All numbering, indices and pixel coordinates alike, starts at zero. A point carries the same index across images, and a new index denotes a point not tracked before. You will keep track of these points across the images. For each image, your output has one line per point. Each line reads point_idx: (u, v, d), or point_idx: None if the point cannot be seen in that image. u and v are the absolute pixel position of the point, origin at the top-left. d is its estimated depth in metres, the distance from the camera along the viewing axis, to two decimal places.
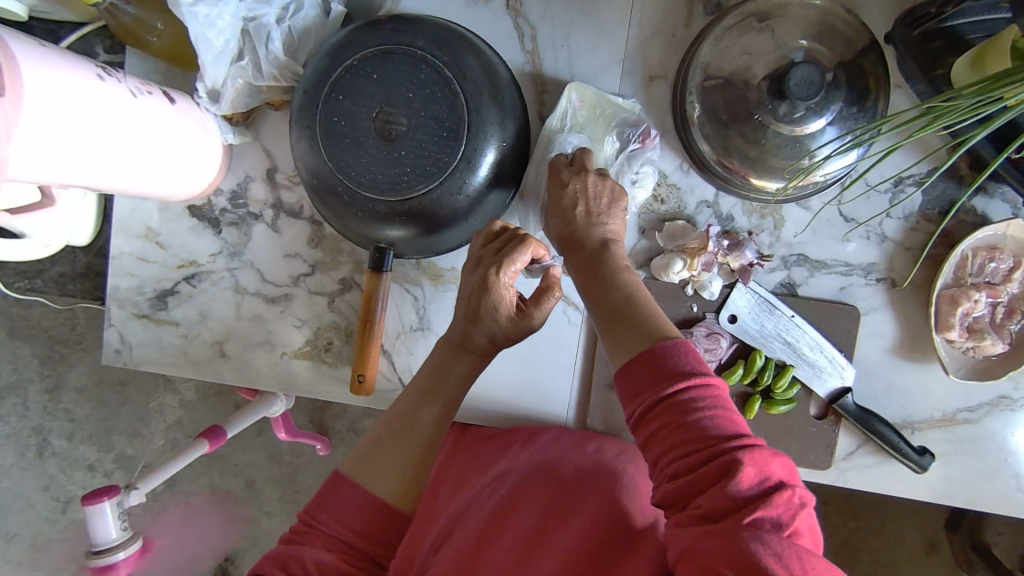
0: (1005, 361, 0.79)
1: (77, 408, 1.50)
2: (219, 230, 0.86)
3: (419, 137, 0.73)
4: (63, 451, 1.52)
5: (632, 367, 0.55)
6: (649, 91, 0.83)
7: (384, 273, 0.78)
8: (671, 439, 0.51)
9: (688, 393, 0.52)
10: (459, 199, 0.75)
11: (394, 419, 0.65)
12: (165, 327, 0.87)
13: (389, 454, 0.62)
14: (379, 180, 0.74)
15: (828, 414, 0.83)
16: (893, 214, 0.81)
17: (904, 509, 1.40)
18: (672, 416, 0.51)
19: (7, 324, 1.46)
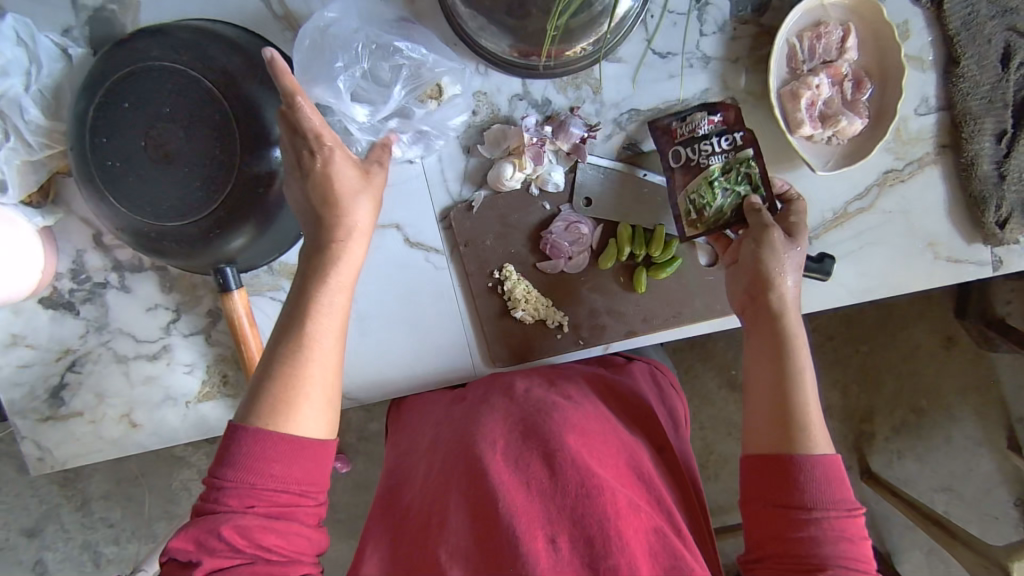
0: (870, 136, 0.74)
1: (111, 513, 1.54)
2: (77, 310, 0.85)
3: (199, 147, 0.71)
4: (116, 555, 1.55)
5: (760, 463, 0.61)
6: (417, 7, 0.77)
7: (233, 289, 0.77)
8: (786, 530, 0.57)
9: (824, 519, 0.57)
10: (262, 191, 0.72)
11: (294, 348, 0.60)
12: (71, 420, 0.87)
13: (277, 380, 0.59)
14: (182, 203, 0.72)
15: (720, 259, 0.79)
16: (706, 32, 0.76)
17: (911, 312, 1.36)
18: (794, 521, 0.57)
19: (12, 462, 1.51)
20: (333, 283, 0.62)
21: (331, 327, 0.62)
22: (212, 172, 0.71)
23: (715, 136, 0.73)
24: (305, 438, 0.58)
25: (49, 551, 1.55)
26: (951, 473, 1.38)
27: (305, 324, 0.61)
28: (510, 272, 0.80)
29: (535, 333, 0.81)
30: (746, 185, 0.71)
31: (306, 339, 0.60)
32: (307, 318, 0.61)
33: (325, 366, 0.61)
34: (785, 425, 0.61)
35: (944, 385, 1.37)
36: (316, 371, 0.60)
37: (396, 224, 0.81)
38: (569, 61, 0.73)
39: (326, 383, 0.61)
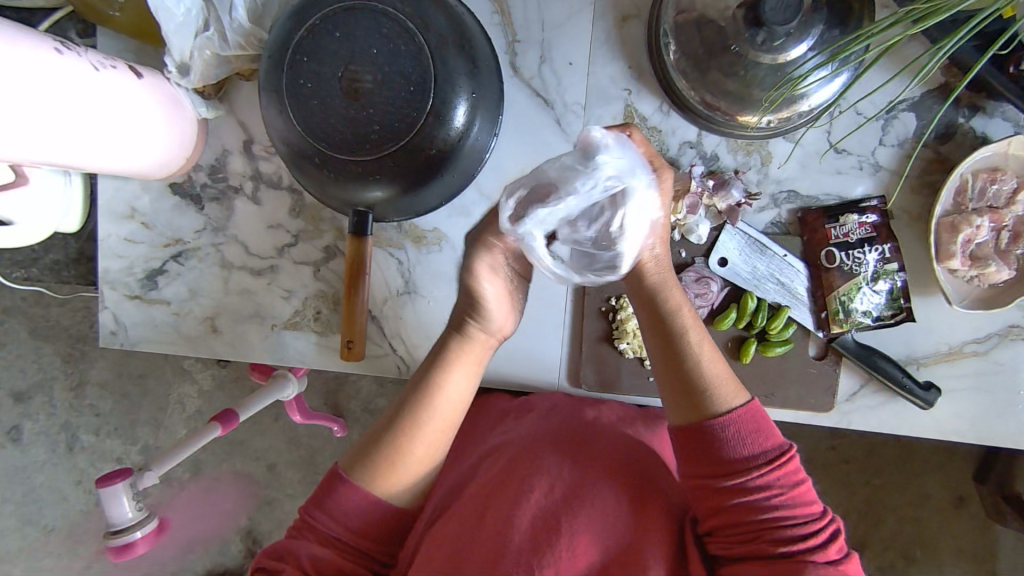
0: (1013, 288, 0.75)
1: (101, 402, 1.50)
2: (201, 206, 0.86)
3: (389, 95, 0.72)
4: (90, 445, 1.51)
5: (685, 436, 0.60)
6: (625, 32, 0.78)
7: (365, 236, 0.78)
8: (734, 513, 0.57)
9: (760, 475, 0.56)
10: (431, 154, 0.74)
11: (401, 427, 0.63)
12: (157, 306, 0.88)
13: (383, 447, 0.62)
14: (353, 142, 0.73)
15: (828, 354, 0.80)
16: (886, 142, 0.77)
17: (932, 461, 1.37)
18: (735, 494, 0.57)
19: (28, 323, 1.48)
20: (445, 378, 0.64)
21: (453, 392, 0.64)
22: (389, 123, 0.72)
23: (866, 244, 0.77)
24: (391, 506, 0.62)
25: (29, 420, 1.51)
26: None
27: (421, 399, 0.63)
28: (626, 304, 0.80)
29: (629, 368, 0.82)
30: (885, 296, 0.77)
31: (417, 411, 0.63)
32: (423, 394, 0.64)
33: (434, 430, 0.63)
34: (692, 434, 0.59)
35: (942, 541, 1.38)
36: (420, 432, 0.63)
37: None
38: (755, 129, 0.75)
39: (417, 459, 0.63)
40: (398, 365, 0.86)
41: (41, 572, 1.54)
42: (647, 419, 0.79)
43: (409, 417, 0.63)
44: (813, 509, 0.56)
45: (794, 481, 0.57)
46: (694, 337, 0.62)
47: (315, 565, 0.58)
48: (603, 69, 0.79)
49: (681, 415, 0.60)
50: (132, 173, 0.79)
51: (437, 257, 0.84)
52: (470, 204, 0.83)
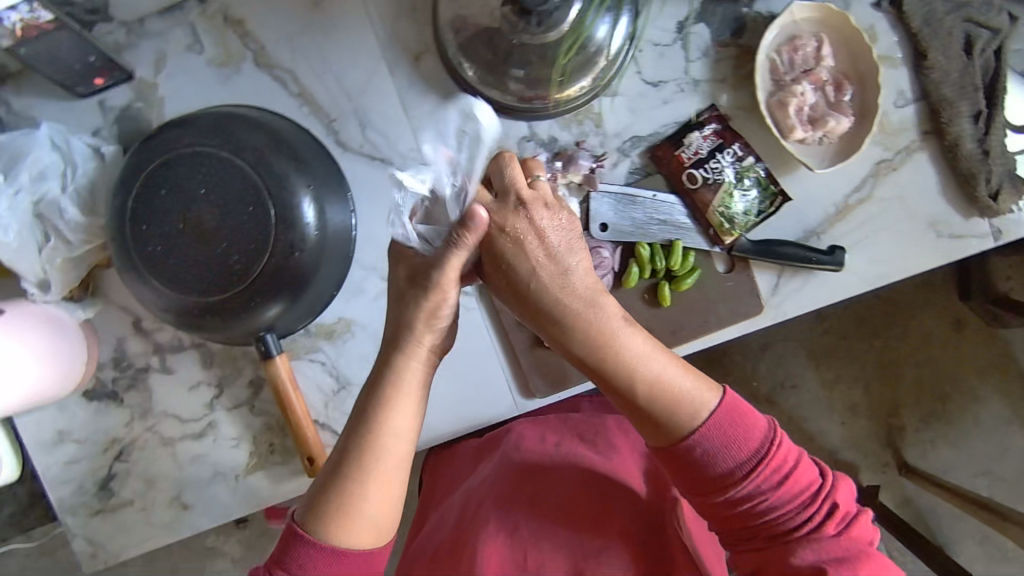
0: (858, 131, 0.79)
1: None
2: (121, 399, 0.86)
3: (234, 224, 0.74)
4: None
5: (670, 454, 0.66)
6: (422, 68, 0.81)
7: (273, 353, 0.79)
8: (734, 516, 0.66)
9: (748, 486, 0.65)
10: (299, 254, 0.75)
11: (354, 474, 0.63)
12: (122, 510, 0.87)
13: (330, 498, 0.63)
14: (222, 278, 0.74)
15: (736, 264, 0.82)
16: (692, 57, 0.80)
17: (915, 301, 1.51)
18: (732, 503, 0.66)
19: None
20: (392, 410, 0.64)
21: (401, 419, 0.64)
22: (246, 246, 0.74)
23: (717, 152, 0.80)
24: (352, 549, 0.64)
25: None
26: (990, 455, 1.52)
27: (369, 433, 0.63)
28: None
29: (570, 359, 0.84)
30: (756, 190, 0.80)
31: (370, 454, 0.63)
32: (370, 426, 0.63)
33: (389, 464, 0.64)
34: (674, 454, 0.66)
35: (965, 371, 1.52)
36: (378, 474, 0.63)
37: None
38: (574, 100, 0.79)
39: (378, 502, 0.64)
40: None
41: None
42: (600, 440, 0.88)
43: (355, 463, 0.63)
44: (810, 496, 0.65)
45: (790, 481, 0.65)
46: (634, 351, 0.64)
47: None
48: (419, 109, 0.82)
49: (657, 433, 0.66)
50: (44, 399, 0.79)
51: (355, 342, 0.85)
52: (360, 282, 0.84)
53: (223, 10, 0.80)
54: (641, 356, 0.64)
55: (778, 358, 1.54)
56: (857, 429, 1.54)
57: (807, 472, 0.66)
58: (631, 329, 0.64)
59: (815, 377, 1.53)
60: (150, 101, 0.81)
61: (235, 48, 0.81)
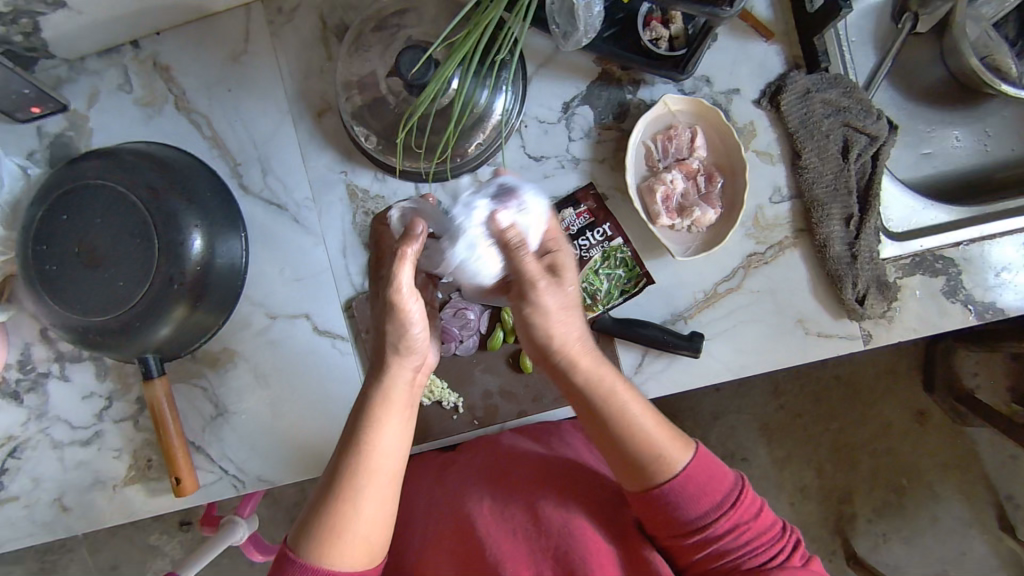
0: (725, 223, 0.80)
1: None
2: (20, 398, 0.92)
3: (123, 253, 0.80)
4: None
5: (644, 500, 0.66)
6: (325, 123, 0.88)
7: (153, 372, 0.85)
8: (702, 554, 0.66)
9: (720, 526, 0.64)
10: (186, 277, 0.80)
11: (341, 491, 0.61)
12: (8, 504, 0.93)
13: (320, 519, 0.61)
14: (105, 300, 0.80)
15: (601, 340, 0.84)
16: (574, 137, 0.85)
17: (878, 388, 1.46)
18: (699, 542, 0.65)
19: None
20: (380, 423, 0.63)
21: (392, 435, 0.63)
22: (133, 272, 0.79)
23: (588, 230, 0.83)
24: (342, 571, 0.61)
25: None
26: (946, 557, 1.47)
27: (356, 456, 0.62)
28: None
29: (434, 415, 0.85)
30: (622, 269, 0.82)
31: (357, 472, 0.62)
32: (359, 448, 0.62)
33: (384, 478, 0.63)
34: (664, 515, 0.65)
35: (925, 466, 1.46)
36: (371, 492, 0.62)
37: (307, 314, 0.89)
38: (468, 159, 0.83)
39: (370, 522, 0.62)
40: (233, 483, 0.90)
41: None
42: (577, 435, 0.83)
43: (348, 477, 0.61)
44: (774, 533, 0.65)
45: (753, 518, 0.65)
46: (624, 394, 0.65)
47: None
48: (318, 161, 0.88)
49: (634, 480, 0.66)
50: None
51: (236, 372, 0.90)
52: (247, 316, 0.90)
53: (153, 57, 0.88)
54: (636, 405, 0.65)
55: (729, 429, 1.48)
56: (807, 512, 1.47)
57: (768, 520, 0.65)
58: (629, 396, 0.65)
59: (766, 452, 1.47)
60: (80, 132, 0.90)
61: (160, 91, 0.89)
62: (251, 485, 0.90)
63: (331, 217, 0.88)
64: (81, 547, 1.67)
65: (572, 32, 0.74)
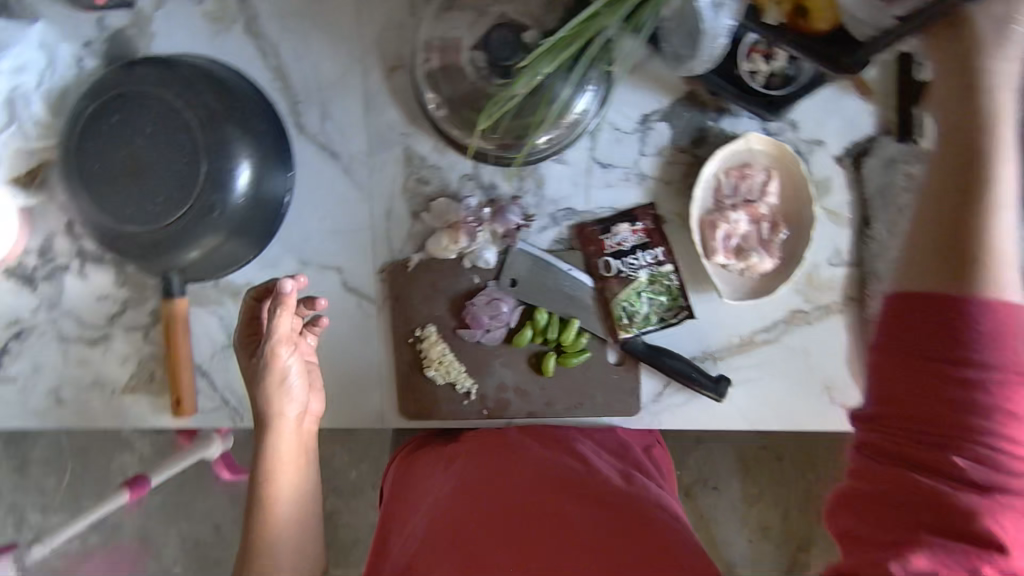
0: (778, 274, 0.79)
1: (47, 479, 1.70)
2: (35, 286, 0.91)
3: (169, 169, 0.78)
4: (40, 518, 1.69)
5: (919, 303, 0.48)
6: (395, 80, 0.84)
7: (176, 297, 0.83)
8: (925, 417, 0.47)
9: (979, 380, 0.46)
10: (224, 211, 0.78)
11: (257, 545, 0.71)
12: (5, 385, 0.93)
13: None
14: (142, 213, 0.78)
15: (626, 360, 0.83)
16: (646, 152, 0.82)
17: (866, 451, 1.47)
18: (943, 386, 0.46)
19: None
20: (272, 477, 0.72)
21: (287, 482, 0.73)
22: (174, 190, 0.77)
23: (640, 250, 0.81)
24: None
25: None
26: None
27: (260, 512, 0.71)
28: (429, 333, 0.84)
29: (443, 394, 0.85)
30: (664, 296, 0.81)
31: (264, 525, 0.71)
32: (261, 505, 0.72)
33: (290, 520, 0.72)
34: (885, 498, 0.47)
35: None
36: (281, 537, 0.72)
37: (337, 267, 0.87)
38: (538, 150, 0.80)
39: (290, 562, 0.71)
40: (232, 415, 0.90)
41: None
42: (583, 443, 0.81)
43: (256, 535, 0.71)
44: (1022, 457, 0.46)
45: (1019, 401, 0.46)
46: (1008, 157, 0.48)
47: None
48: (380, 117, 0.85)
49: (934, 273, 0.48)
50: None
51: None
52: (277, 256, 0.87)
53: None
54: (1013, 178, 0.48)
55: (705, 455, 1.44)
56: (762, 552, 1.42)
57: None
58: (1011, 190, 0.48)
59: (737, 487, 1.42)
60: (143, 32, 0.86)
61: (233, 8, 0.85)
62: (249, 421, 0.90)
63: (382, 176, 0.85)
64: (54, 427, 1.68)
65: (688, 56, 0.71)
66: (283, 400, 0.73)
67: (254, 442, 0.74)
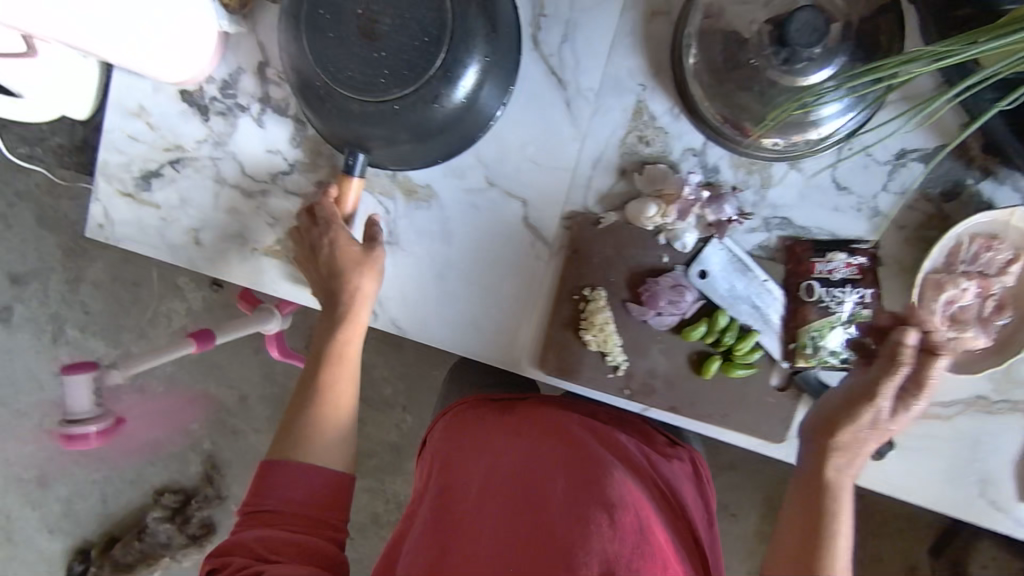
0: (983, 356, 0.74)
1: (91, 301, 1.53)
2: (206, 117, 0.86)
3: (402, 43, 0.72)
4: (75, 340, 1.53)
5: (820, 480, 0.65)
6: (653, 27, 0.77)
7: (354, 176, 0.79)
8: None
9: None
10: (436, 108, 0.73)
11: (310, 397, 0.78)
12: (147, 208, 0.89)
13: (298, 425, 0.76)
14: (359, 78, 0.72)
15: (789, 387, 0.79)
16: (889, 188, 0.76)
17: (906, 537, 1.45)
18: None
19: (38, 210, 1.50)
20: (337, 342, 0.79)
21: (346, 348, 0.80)
22: (400, 68, 0.71)
23: (849, 286, 0.76)
24: (316, 466, 0.74)
25: (22, 303, 1.53)
26: None
27: (319, 369, 0.79)
28: (599, 296, 0.80)
29: (590, 361, 0.81)
30: (856, 340, 0.76)
31: (321, 383, 0.79)
32: (323, 364, 0.79)
33: (338, 381, 0.79)
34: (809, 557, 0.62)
35: None
36: (330, 391, 0.79)
37: (524, 200, 0.82)
38: (763, 149, 0.74)
39: (335, 419, 0.78)
40: None
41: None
42: (637, 466, 0.72)
43: (308, 388, 0.79)
44: None
45: None
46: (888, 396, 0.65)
47: (265, 546, 0.67)
48: (623, 60, 0.78)
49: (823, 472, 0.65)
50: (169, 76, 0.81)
51: (426, 214, 0.83)
52: (466, 167, 0.82)
53: None
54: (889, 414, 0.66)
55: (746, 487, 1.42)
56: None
57: None
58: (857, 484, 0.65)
59: (753, 523, 1.30)
60: None
61: None
62: (381, 322, 0.86)
63: (603, 121, 0.79)
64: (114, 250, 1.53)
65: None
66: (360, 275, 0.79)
67: (323, 312, 0.81)
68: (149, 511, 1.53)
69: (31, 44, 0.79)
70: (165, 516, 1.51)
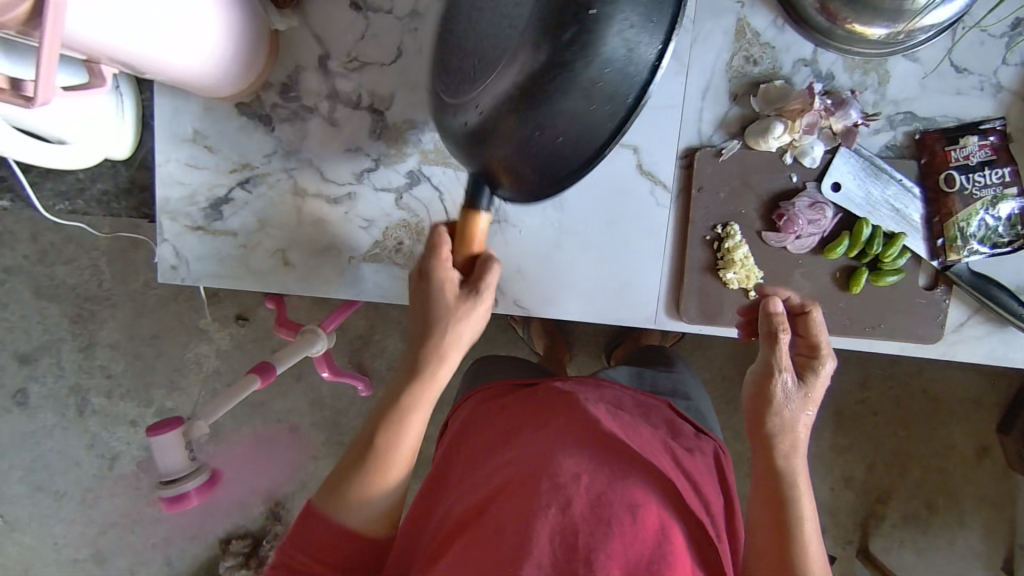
0: None
1: (112, 363, 1.35)
2: (271, 127, 0.79)
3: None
4: (101, 408, 1.36)
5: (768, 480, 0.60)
6: None
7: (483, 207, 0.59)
8: None
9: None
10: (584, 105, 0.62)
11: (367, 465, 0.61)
12: (222, 238, 0.82)
13: (355, 490, 0.61)
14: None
15: (938, 284, 0.77)
16: (1010, 61, 0.73)
17: None
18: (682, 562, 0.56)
19: (30, 282, 1.33)
20: (414, 402, 0.62)
21: (421, 416, 0.63)
22: None
23: (987, 168, 0.73)
24: (361, 532, 0.61)
25: (36, 383, 1.35)
26: None
27: (385, 435, 0.62)
28: (734, 231, 0.76)
29: (733, 300, 0.78)
30: (1003, 222, 0.74)
31: (385, 450, 0.62)
32: (389, 424, 0.62)
33: (404, 459, 0.62)
34: (781, 527, 0.58)
35: None
36: (393, 468, 0.62)
37: (633, 146, 0.77)
38: (867, 43, 0.70)
39: (394, 495, 0.62)
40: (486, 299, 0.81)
41: (45, 552, 1.39)
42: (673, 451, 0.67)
43: (373, 455, 0.61)
44: None
45: None
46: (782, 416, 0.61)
47: None
48: None
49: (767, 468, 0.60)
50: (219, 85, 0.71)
51: None
52: None
53: None
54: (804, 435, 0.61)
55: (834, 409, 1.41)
56: (841, 501, 1.27)
57: None
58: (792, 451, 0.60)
59: (830, 436, 1.27)
60: None
61: None
62: (503, 306, 0.81)
63: (705, 48, 0.75)
64: (125, 306, 1.34)
65: None
66: (457, 316, 0.62)
67: (405, 356, 0.64)
68: (222, 561, 1.37)
69: (98, 73, 0.63)
70: (237, 564, 1.36)
